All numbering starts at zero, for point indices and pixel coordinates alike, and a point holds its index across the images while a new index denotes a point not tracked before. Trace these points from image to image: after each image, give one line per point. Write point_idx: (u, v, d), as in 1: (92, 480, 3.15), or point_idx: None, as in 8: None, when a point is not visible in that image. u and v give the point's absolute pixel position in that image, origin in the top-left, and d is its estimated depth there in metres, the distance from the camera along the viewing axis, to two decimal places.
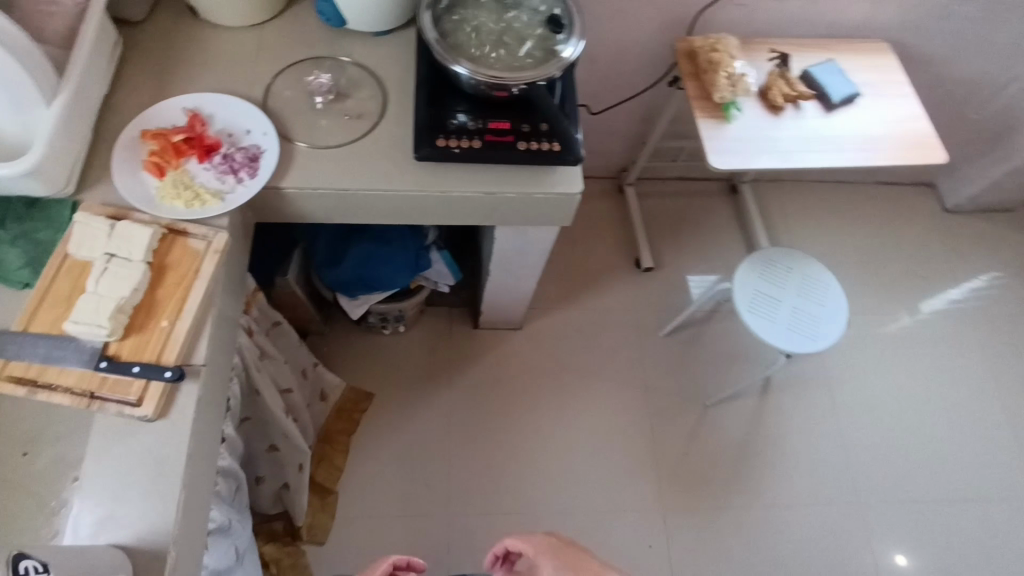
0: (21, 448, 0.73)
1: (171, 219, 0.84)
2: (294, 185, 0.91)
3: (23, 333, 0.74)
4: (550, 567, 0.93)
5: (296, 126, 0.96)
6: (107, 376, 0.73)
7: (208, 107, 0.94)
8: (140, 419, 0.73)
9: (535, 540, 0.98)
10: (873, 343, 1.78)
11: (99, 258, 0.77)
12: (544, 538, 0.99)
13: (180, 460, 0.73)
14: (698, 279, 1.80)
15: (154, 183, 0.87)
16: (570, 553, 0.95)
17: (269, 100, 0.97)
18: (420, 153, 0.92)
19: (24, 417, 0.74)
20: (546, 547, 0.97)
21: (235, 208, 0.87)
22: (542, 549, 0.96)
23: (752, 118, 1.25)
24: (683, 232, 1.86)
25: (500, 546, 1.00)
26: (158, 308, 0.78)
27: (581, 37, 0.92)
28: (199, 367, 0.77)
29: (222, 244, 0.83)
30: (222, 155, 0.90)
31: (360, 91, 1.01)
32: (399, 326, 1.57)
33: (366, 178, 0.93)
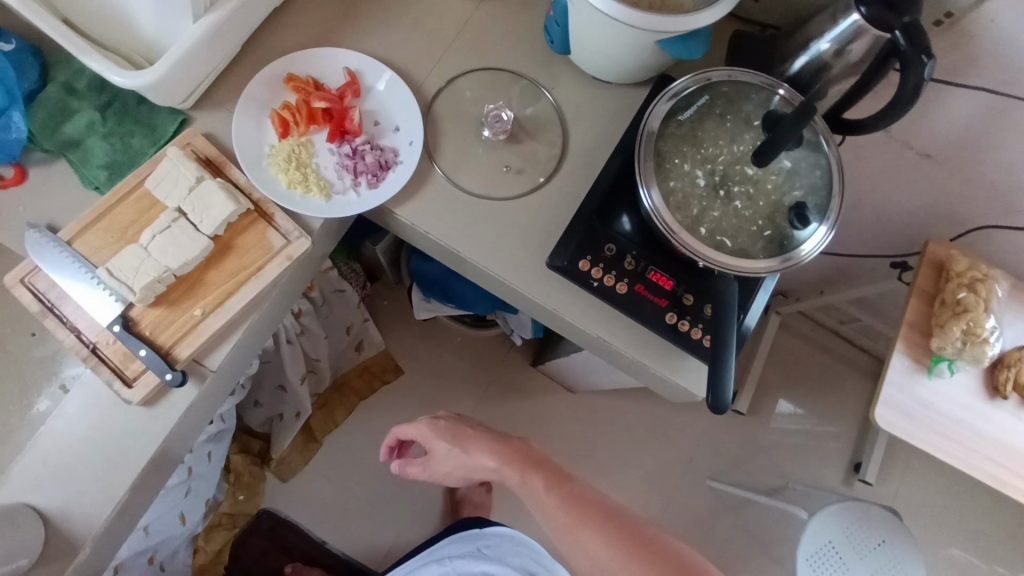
0: None
1: (264, 195, 0.73)
2: (408, 217, 0.78)
3: (65, 246, 0.68)
4: (441, 443, 0.93)
5: (447, 149, 0.81)
6: (116, 339, 0.67)
7: (371, 78, 0.80)
8: (123, 400, 0.67)
9: (422, 425, 0.95)
10: None
11: (170, 210, 0.69)
12: (431, 421, 0.95)
13: (139, 458, 0.68)
14: (781, 433, 1.55)
15: (272, 141, 0.76)
16: (457, 431, 0.95)
17: (436, 102, 0.82)
18: (553, 261, 0.76)
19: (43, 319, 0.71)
20: (434, 430, 0.94)
21: (333, 216, 0.75)
22: (427, 429, 0.94)
23: (959, 388, 0.99)
24: (799, 392, 1.58)
25: (392, 436, 0.98)
26: (199, 290, 0.70)
27: (807, 256, 0.70)
28: (207, 374, 0.70)
29: (297, 253, 0.72)
30: (353, 145, 0.77)
31: (535, 142, 0.83)
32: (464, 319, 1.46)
33: (485, 251, 0.78)
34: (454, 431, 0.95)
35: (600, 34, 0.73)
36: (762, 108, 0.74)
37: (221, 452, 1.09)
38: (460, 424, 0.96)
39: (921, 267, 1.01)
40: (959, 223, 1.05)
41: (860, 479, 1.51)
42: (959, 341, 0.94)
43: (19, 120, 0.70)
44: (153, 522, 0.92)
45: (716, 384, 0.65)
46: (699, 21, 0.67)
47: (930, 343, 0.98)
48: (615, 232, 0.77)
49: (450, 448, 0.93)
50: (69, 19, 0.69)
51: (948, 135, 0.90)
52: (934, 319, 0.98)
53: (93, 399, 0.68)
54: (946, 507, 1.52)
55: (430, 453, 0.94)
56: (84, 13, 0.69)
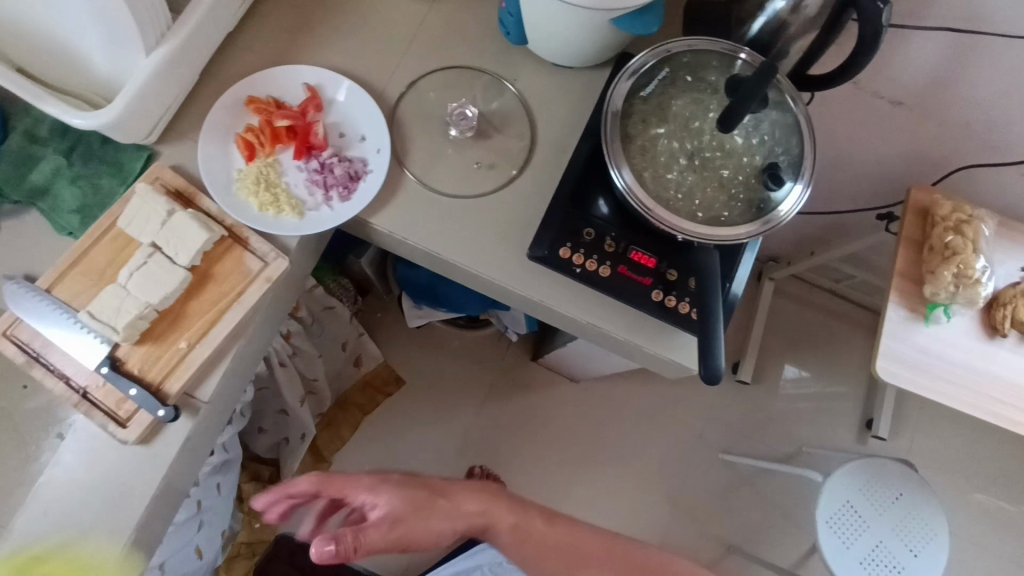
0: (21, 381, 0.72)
1: (237, 220, 0.73)
2: (384, 225, 0.77)
3: (44, 295, 0.67)
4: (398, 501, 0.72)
5: (416, 152, 0.80)
6: (104, 381, 0.67)
7: (331, 90, 0.79)
8: (119, 441, 0.67)
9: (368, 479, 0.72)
10: None
11: (144, 245, 0.69)
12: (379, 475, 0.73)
13: (142, 496, 0.67)
14: (788, 398, 1.55)
15: (239, 165, 0.76)
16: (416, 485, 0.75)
17: (399, 107, 0.81)
18: (534, 253, 0.75)
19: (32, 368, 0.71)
20: (392, 484, 0.73)
21: (308, 233, 0.75)
22: (377, 482, 0.72)
23: (958, 332, 0.98)
24: (801, 355, 1.57)
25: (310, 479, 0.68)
26: (183, 322, 0.69)
27: (784, 217, 0.70)
28: (200, 405, 0.70)
29: (276, 274, 0.72)
30: (321, 159, 0.77)
31: (503, 134, 0.83)
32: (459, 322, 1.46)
33: (464, 250, 0.78)
34: (404, 534, 0.70)
35: (553, 19, 0.72)
36: (724, 74, 0.73)
37: (230, 483, 1.08)
38: (404, 511, 0.72)
39: (906, 215, 1.01)
40: (938, 167, 1.04)
41: (872, 435, 1.51)
42: (952, 284, 0.94)
43: None
44: (168, 560, 0.91)
45: (706, 356, 0.65)
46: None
47: (923, 290, 0.97)
48: (592, 215, 0.76)
49: (412, 510, 0.72)
50: (22, 67, 0.69)
51: (917, 80, 0.90)
52: (925, 266, 0.97)
53: (88, 443, 0.68)
54: (960, 452, 1.52)
55: (386, 510, 0.71)
56: (39, 60, 0.68)
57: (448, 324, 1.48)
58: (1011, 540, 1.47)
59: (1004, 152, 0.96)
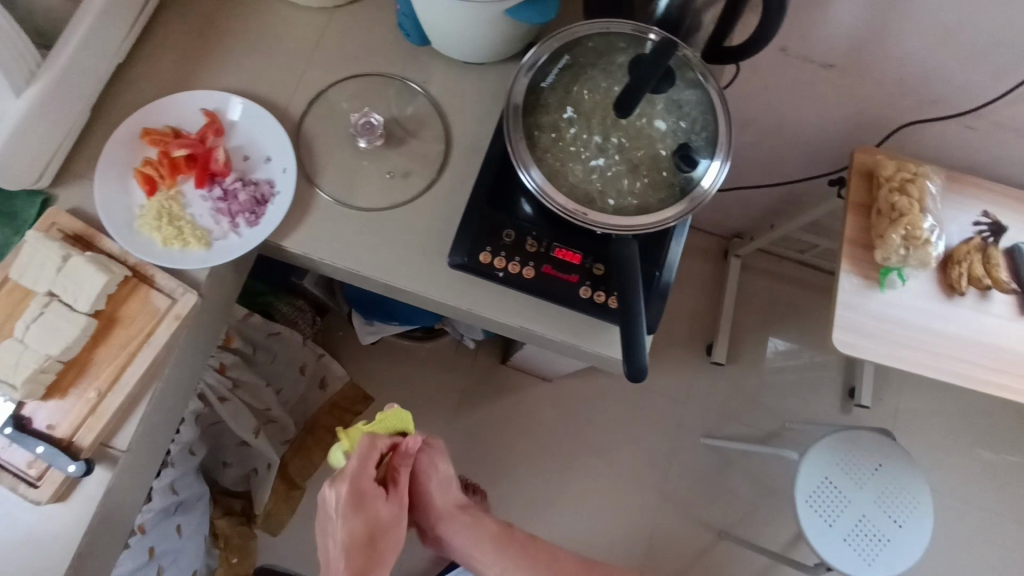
0: None
1: (141, 258, 0.70)
2: (297, 247, 0.74)
3: None
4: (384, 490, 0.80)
5: (326, 167, 0.77)
6: (12, 441, 0.64)
7: (232, 112, 0.76)
8: (33, 501, 0.64)
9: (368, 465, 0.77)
10: (965, 547, 1.41)
11: (41, 294, 0.66)
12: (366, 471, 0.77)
13: (66, 556, 0.65)
14: (767, 374, 1.52)
15: (140, 201, 0.73)
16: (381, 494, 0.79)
17: (306, 122, 0.79)
18: (453, 260, 0.72)
19: None
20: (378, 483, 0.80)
21: (217, 263, 0.72)
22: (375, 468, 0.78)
23: (915, 295, 0.95)
24: (776, 331, 1.54)
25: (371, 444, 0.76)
26: (91, 370, 0.67)
27: (702, 199, 0.66)
28: (118, 454, 0.67)
29: (186, 310, 0.69)
30: (224, 186, 0.74)
31: (416, 140, 0.79)
32: (422, 333, 1.43)
33: (384, 264, 0.75)
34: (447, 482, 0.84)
35: (446, 16, 0.69)
36: (631, 54, 0.70)
37: (192, 524, 1.05)
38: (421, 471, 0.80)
39: (851, 180, 0.98)
40: (880, 127, 1.02)
41: (855, 404, 1.48)
42: (902, 248, 0.91)
43: None
44: None
45: (630, 352, 0.62)
46: None
47: (875, 256, 0.95)
48: (512, 215, 0.73)
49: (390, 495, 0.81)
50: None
51: (843, 40, 0.87)
52: (874, 231, 0.95)
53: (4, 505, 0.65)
54: (946, 412, 1.49)
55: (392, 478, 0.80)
56: None
57: (406, 338, 1.45)
58: (1005, 496, 1.45)
59: (943, 106, 0.94)
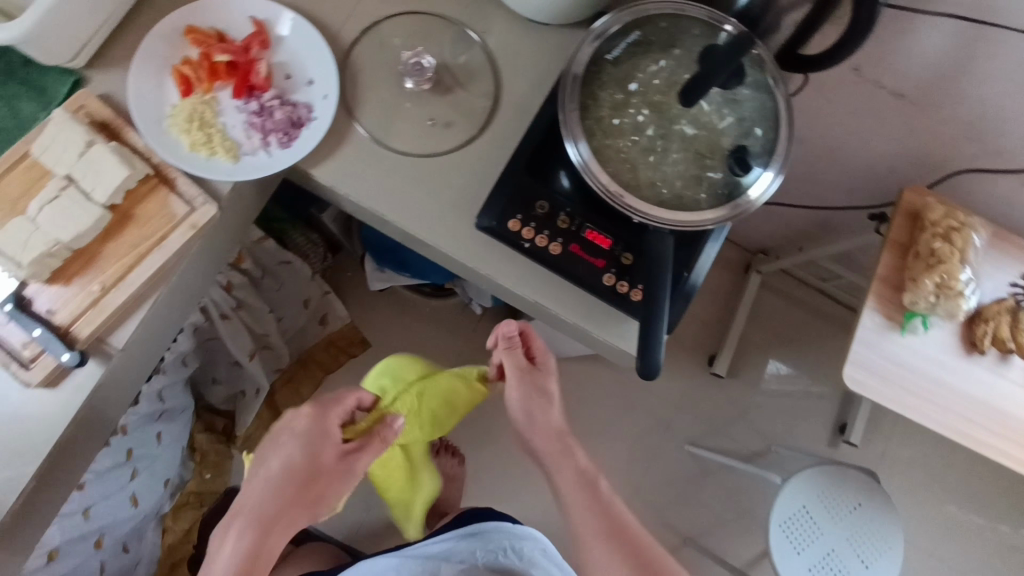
0: None
1: (165, 159, 0.68)
2: (325, 178, 0.72)
3: None
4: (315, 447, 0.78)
5: (368, 102, 0.75)
6: (10, 319, 0.63)
7: (280, 27, 0.74)
8: (23, 382, 0.63)
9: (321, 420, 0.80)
10: None
11: (59, 177, 0.65)
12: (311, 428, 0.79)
13: (47, 442, 0.65)
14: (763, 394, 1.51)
15: (173, 100, 0.70)
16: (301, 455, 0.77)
17: (354, 51, 0.76)
18: (481, 222, 0.71)
19: None
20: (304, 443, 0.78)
21: (242, 179, 0.70)
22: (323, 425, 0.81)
23: (934, 345, 0.93)
24: (780, 354, 1.53)
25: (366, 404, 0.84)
26: (98, 264, 0.65)
27: (747, 207, 0.64)
28: (113, 352, 0.66)
29: (203, 221, 0.68)
30: (261, 101, 0.71)
31: (463, 92, 0.77)
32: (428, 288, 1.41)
33: (409, 212, 0.73)
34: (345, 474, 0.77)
35: None
36: (703, 43, 0.67)
37: (173, 432, 1.06)
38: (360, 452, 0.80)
39: (895, 217, 0.94)
40: (937, 168, 0.98)
41: (843, 439, 1.47)
42: (933, 294, 0.89)
43: None
44: (94, 505, 0.89)
45: (645, 349, 0.61)
46: None
47: (903, 298, 0.92)
48: (550, 187, 0.71)
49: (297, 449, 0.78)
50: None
51: (920, 72, 0.83)
52: (907, 273, 0.92)
53: None
54: (933, 465, 1.48)
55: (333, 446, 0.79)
56: None
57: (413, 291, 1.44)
58: (972, 557, 1.45)
59: (1008, 158, 0.90)
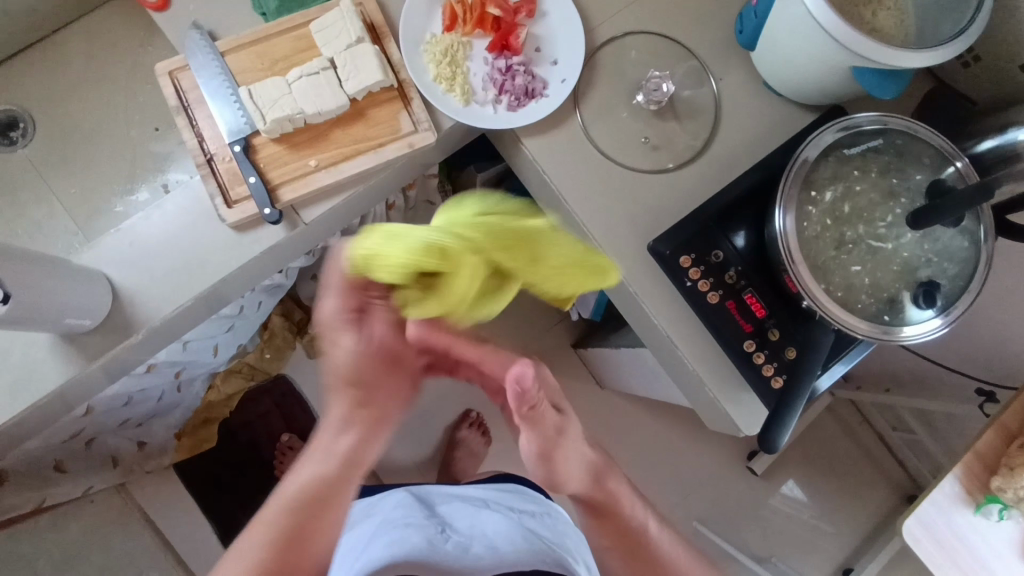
0: (158, 124, 0.90)
1: (411, 78, 0.73)
2: (533, 150, 0.76)
3: (217, 56, 0.70)
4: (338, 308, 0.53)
5: (595, 100, 0.79)
6: (233, 158, 0.69)
7: (550, 4, 0.78)
8: (219, 216, 0.69)
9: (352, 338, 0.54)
10: None
11: (322, 58, 0.70)
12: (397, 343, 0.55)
13: (214, 275, 0.71)
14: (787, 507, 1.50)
15: (435, 29, 0.75)
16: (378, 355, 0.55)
17: (602, 51, 0.80)
18: (655, 246, 0.74)
19: (168, 141, 0.89)
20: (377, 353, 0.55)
21: (464, 121, 0.75)
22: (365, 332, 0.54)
23: (1001, 537, 0.92)
24: (800, 477, 1.51)
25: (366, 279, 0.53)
26: (320, 144, 0.71)
27: (916, 341, 0.66)
28: (299, 223, 0.72)
29: (420, 145, 0.73)
30: (509, 62, 0.76)
31: (681, 126, 0.80)
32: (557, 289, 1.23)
33: (593, 211, 0.76)
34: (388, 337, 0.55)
35: (804, 44, 0.68)
36: (928, 174, 0.68)
37: (269, 306, 1.12)
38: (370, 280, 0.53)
39: (1014, 403, 0.93)
40: None
41: None
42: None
43: None
44: (193, 340, 0.95)
45: (773, 424, 0.63)
46: (912, 61, 0.62)
47: (991, 480, 0.92)
48: (727, 242, 0.75)
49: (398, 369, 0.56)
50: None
51: None
52: (1007, 460, 0.91)
53: (194, 204, 0.71)
54: None
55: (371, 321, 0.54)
56: None
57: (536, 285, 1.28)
58: None
59: None
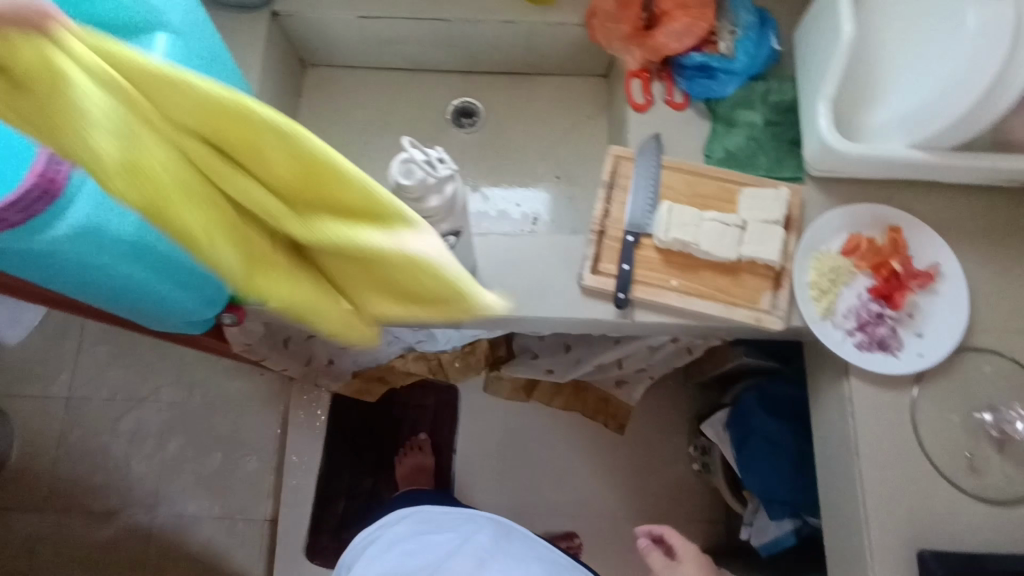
0: None
1: (793, 272, 0.79)
2: (853, 393, 0.78)
3: (659, 166, 0.81)
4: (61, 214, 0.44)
5: (937, 388, 0.78)
6: (620, 242, 0.79)
7: (947, 287, 0.79)
8: (579, 274, 0.79)
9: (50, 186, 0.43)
10: None
11: (738, 216, 0.79)
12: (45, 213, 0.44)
13: (542, 311, 0.79)
14: None
15: (834, 247, 0.81)
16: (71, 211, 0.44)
17: (972, 354, 0.79)
18: (925, 556, 0.72)
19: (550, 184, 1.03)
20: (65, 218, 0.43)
21: (813, 331, 0.78)
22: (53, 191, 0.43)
23: None
24: None
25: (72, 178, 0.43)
26: (688, 273, 0.79)
27: None
28: (629, 317, 0.79)
29: (765, 326, 0.77)
30: (882, 310, 0.79)
31: (1012, 467, 0.76)
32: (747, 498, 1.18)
33: (873, 477, 0.75)
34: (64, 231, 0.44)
35: None
36: None
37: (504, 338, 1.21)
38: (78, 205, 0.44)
39: None
40: None
41: None
42: None
43: (725, 86, 0.83)
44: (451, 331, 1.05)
45: None
46: None
47: None
48: None
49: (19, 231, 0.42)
50: (803, 53, 0.81)
51: None
52: None
53: (563, 251, 0.81)
54: None
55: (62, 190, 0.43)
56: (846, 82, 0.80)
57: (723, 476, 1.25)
58: None
59: None
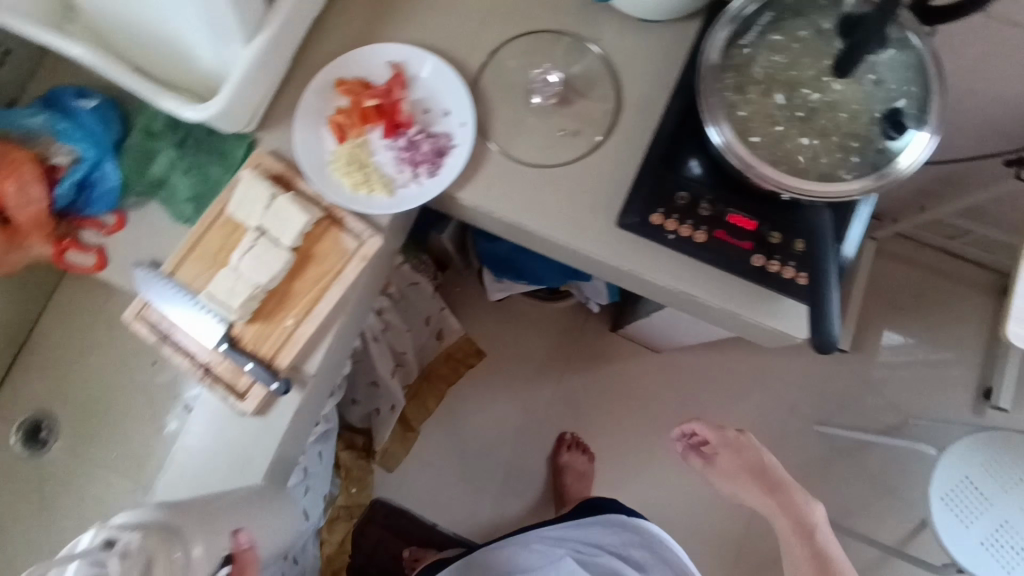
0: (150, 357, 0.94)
1: (333, 200, 0.75)
2: (470, 199, 0.77)
3: (168, 278, 0.73)
4: None
5: (499, 123, 0.79)
6: (224, 357, 0.72)
7: (415, 65, 0.79)
8: (238, 412, 0.72)
9: None
10: None
11: (252, 228, 0.73)
12: None
13: (263, 463, 0.73)
14: (895, 333, 1.44)
15: (331, 146, 0.77)
16: None
17: (482, 77, 0.80)
18: (627, 220, 0.73)
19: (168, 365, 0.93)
20: None
21: (399, 209, 0.76)
22: None
23: None
24: (894, 326, 1.45)
25: None
26: (289, 301, 0.73)
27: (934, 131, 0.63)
28: (308, 378, 0.74)
29: (372, 251, 0.74)
30: (408, 136, 0.78)
31: (590, 98, 0.79)
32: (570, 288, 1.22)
33: (546, 220, 0.76)
34: None
35: None
36: (833, 14, 0.66)
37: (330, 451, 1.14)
38: None
39: None
40: None
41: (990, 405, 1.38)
42: None
43: (114, 171, 0.75)
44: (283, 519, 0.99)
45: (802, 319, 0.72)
46: None
47: None
48: (683, 178, 0.73)
49: None
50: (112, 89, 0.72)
51: None
52: None
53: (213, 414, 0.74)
54: None
55: None
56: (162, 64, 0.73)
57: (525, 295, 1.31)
58: None
59: None
